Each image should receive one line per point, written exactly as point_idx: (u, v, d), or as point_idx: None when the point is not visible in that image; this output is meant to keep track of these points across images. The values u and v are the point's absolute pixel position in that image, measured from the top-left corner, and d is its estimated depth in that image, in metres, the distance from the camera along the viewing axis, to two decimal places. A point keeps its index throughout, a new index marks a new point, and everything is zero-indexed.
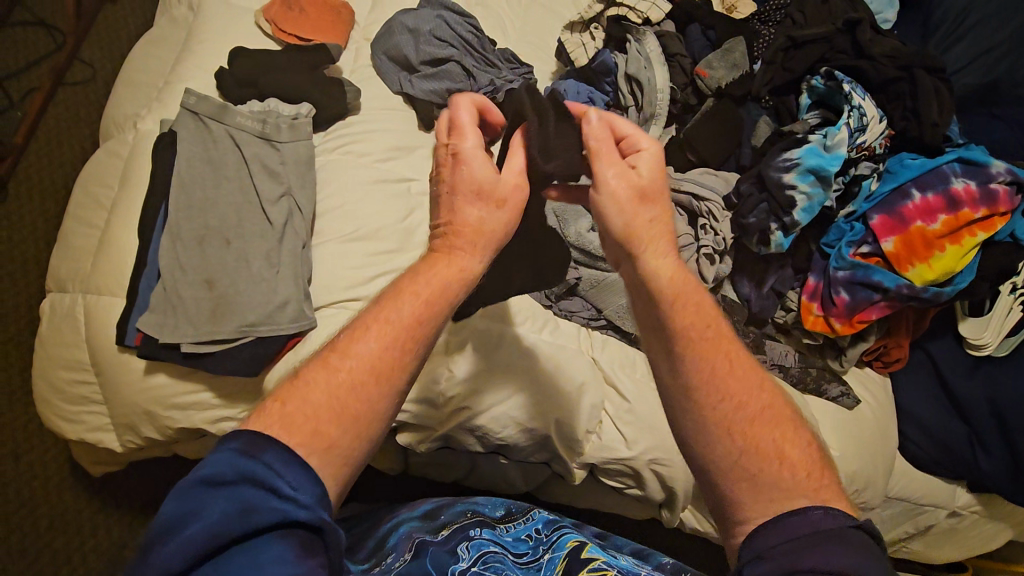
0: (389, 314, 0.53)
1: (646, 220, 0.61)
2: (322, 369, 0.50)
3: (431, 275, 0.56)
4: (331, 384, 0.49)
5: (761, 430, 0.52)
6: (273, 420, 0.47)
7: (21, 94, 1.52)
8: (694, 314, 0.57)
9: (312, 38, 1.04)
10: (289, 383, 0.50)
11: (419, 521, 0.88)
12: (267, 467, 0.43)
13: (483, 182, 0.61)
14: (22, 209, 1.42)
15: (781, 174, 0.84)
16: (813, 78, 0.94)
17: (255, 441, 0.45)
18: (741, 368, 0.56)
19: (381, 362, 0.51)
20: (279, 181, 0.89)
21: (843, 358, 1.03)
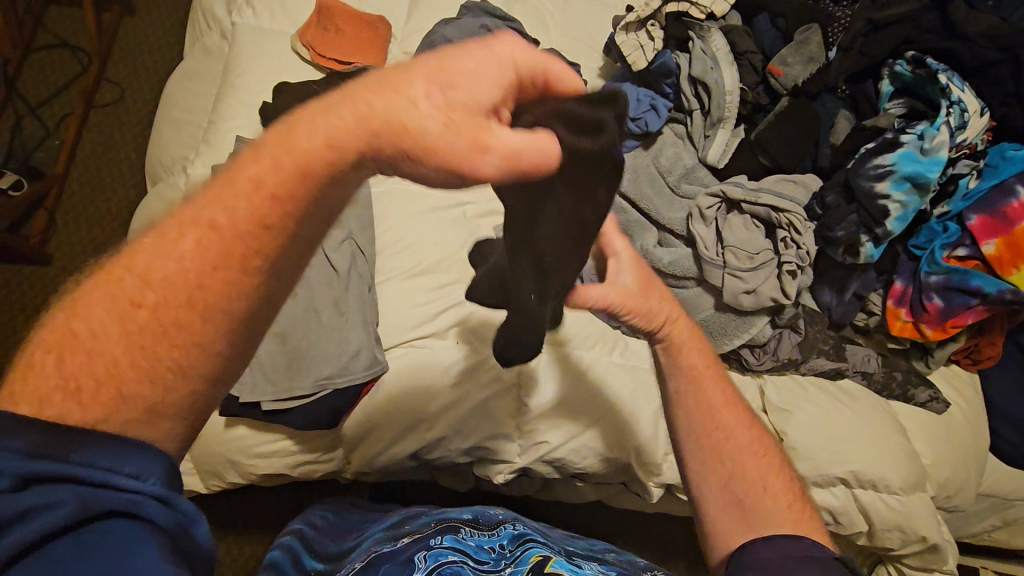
0: (216, 219, 0.38)
1: (659, 300, 0.68)
2: (108, 293, 0.39)
3: (286, 152, 0.37)
4: (126, 328, 0.38)
5: (751, 463, 0.61)
6: (53, 387, 0.37)
7: (55, 120, 1.51)
8: (698, 358, 0.67)
9: (352, 61, 0.99)
10: (67, 328, 0.39)
11: (382, 530, 0.75)
12: (95, 465, 0.35)
13: (491, 103, 0.37)
14: (70, 239, 1.43)
15: (873, 183, 0.79)
16: (897, 64, 0.86)
17: (53, 439, 0.35)
18: (733, 405, 0.65)
19: (180, 276, 0.38)
20: (339, 226, 0.87)
21: (930, 359, 0.98)
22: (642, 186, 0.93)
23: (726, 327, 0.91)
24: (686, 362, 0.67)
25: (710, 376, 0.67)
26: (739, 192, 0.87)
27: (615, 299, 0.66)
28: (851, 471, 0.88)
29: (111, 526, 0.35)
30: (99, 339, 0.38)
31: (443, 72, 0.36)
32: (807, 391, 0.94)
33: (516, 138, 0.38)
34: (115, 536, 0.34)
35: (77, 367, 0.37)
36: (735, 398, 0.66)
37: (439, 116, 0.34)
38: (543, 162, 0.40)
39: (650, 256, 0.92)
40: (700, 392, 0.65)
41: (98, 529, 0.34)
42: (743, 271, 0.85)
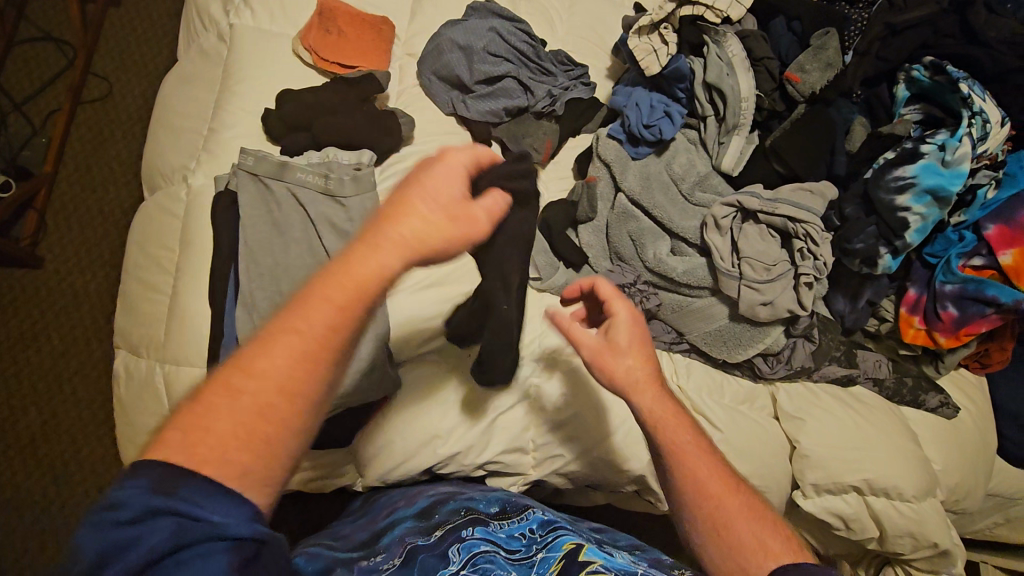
0: (299, 323, 0.45)
1: (624, 369, 0.65)
2: (220, 395, 0.43)
3: (346, 275, 0.47)
4: (231, 409, 0.42)
5: (737, 524, 0.55)
6: (187, 457, 0.40)
7: (42, 117, 1.47)
8: (676, 424, 0.61)
9: (354, 66, 0.96)
10: (188, 414, 0.42)
11: (413, 519, 0.75)
12: (186, 500, 0.39)
13: (458, 200, 0.52)
14: (62, 240, 1.40)
15: (893, 195, 0.79)
16: (914, 69, 0.85)
17: (169, 476, 0.39)
18: (717, 471, 0.58)
19: (288, 378, 0.44)
20: (348, 240, 0.85)
21: (940, 365, 0.98)
22: (655, 194, 0.92)
23: (741, 337, 0.91)
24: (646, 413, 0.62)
25: (673, 419, 0.61)
26: (756, 202, 0.85)
27: (585, 350, 0.68)
28: (864, 480, 0.88)
29: (197, 553, 0.38)
30: (213, 437, 0.41)
31: (432, 192, 0.51)
32: (820, 399, 0.94)
33: (484, 202, 0.55)
34: (197, 560, 0.38)
35: (193, 444, 0.41)
36: (724, 467, 0.59)
37: (440, 213, 0.50)
38: (500, 207, 0.57)
39: (663, 265, 0.91)
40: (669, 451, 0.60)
41: (184, 557, 0.38)
42: (760, 283, 0.84)
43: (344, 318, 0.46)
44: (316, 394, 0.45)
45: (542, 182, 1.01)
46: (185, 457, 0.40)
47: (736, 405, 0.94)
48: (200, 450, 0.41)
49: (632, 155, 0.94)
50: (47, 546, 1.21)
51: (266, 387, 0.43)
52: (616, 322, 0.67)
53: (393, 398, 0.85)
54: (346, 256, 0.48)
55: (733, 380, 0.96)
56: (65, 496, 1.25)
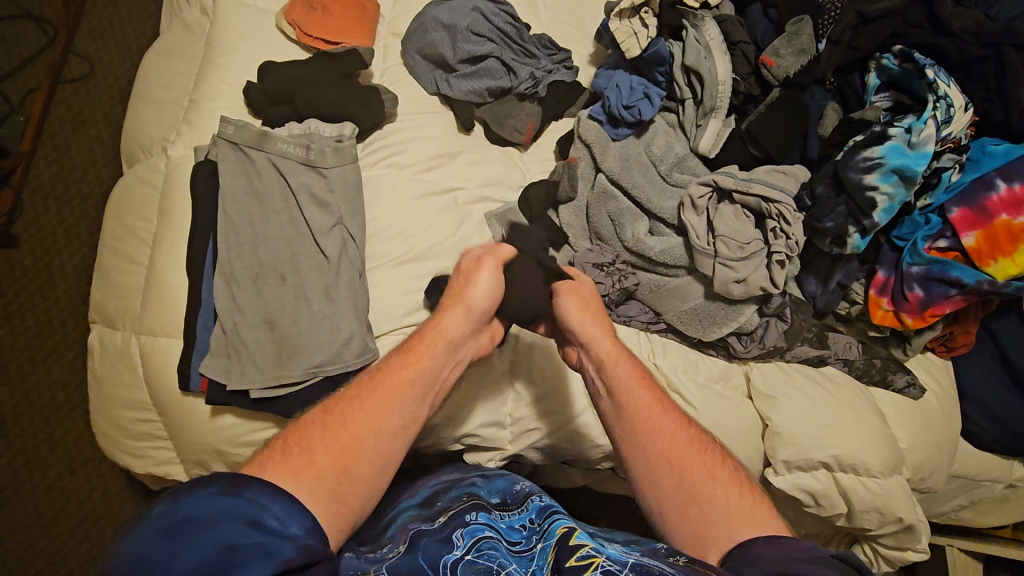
0: (389, 372, 0.66)
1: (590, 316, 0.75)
2: (321, 418, 0.63)
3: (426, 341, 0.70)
4: (322, 429, 0.61)
5: (684, 452, 0.65)
6: (273, 456, 0.59)
7: (21, 96, 1.44)
8: (629, 372, 0.70)
9: (339, 41, 0.97)
10: (293, 430, 0.62)
11: (415, 507, 0.76)
12: (253, 500, 0.52)
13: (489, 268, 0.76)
14: (38, 220, 1.38)
15: (861, 175, 0.81)
16: (883, 58, 0.88)
17: (235, 482, 0.53)
18: (666, 415, 0.68)
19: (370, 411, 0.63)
20: (329, 211, 0.85)
21: (908, 348, 1.01)
22: (634, 175, 0.93)
23: (715, 315, 0.93)
24: (597, 355, 0.72)
25: (623, 363, 0.71)
26: (731, 182, 0.87)
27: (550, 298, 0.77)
28: (833, 456, 0.91)
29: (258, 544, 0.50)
30: (310, 447, 0.60)
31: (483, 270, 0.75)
32: (792, 378, 0.96)
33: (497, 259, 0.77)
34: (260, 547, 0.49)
35: (293, 446, 0.60)
36: (673, 410, 0.69)
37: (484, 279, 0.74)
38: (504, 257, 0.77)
39: (641, 244, 0.93)
40: (622, 395, 0.69)
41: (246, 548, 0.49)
42: (735, 260, 0.86)
43: (418, 367, 0.67)
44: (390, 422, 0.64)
45: (524, 164, 1.03)
46: (282, 457, 0.59)
47: (711, 383, 0.96)
48: (291, 452, 0.59)
49: (612, 137, 0.95)
50: (17, 529, 1.20)
51: (354, 409, 0.63)
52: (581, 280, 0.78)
53: None
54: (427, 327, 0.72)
55: (708, 359, 0.98)
56: (37, 478, 1.23)
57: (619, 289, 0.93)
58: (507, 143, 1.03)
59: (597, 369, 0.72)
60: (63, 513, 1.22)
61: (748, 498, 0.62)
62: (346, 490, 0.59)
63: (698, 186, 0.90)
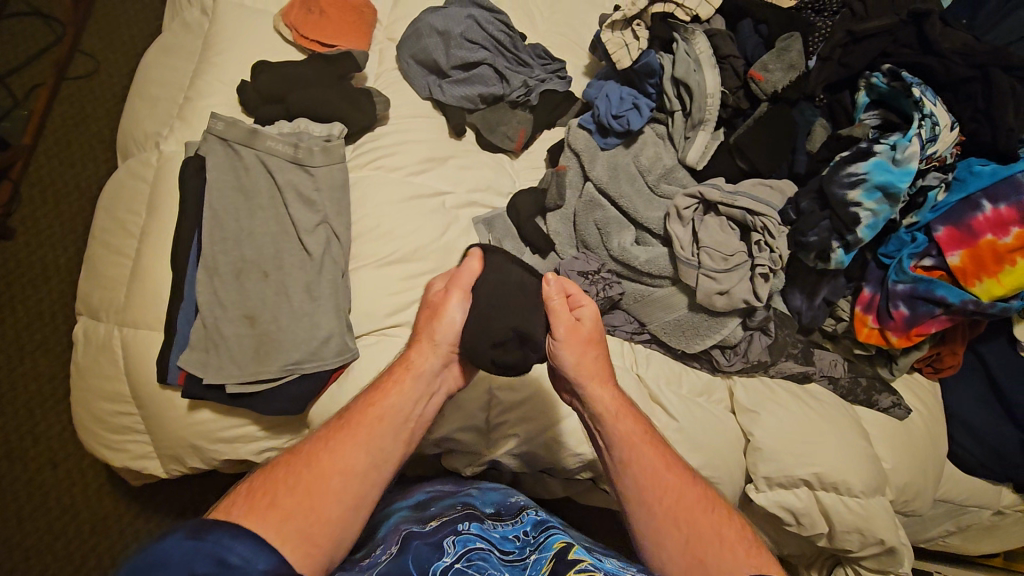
0: (364, 406, 0.66)
1: (592, 357, 0.72)
2: (285, 463, 0.61)
3: (392, 381, 0.69)
4: (290, 472, 0.59)
5: (688, 505, 0.64)
6: (239, 496, 0.58)
7: (25, 91, 1.47)
8: (630, 422, 0.69)
9: (335, 44, 0.98)
10: (260, 476, 0.60)
11: (408, 509, 0.77)
12: (216, 543, 0.48)
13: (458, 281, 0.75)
14: (35, 213, 1.39)
15: (845, 191, 0.80)
16: (873, 76, 0.89)
17: (202, 524, 0.49)
18: (668, 465, 0.67)
19: (338, 451, 0.62)
20: (315, 209, 0.86)
21: (894, 367, 1.00)
22: (622, 185, 0.94)
23: (699, 328, 0.92)
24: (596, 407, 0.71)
25: (625, 413, 0.70)
26: (716, 194, 0.87)
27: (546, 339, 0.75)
28: (814, 473, 0.90)
29: None
30: (274, 492, 0.57)
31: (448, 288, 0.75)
32: (775, 394, 0.96)
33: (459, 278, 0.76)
34: None
35: (258, 489, 0.58)
36: (676, 459, 0.68)
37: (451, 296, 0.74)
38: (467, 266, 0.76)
39: (627, 253, 0.93)
40: (624, 443, 0.68)
41: None
42: (717, 272, 0.85)
43: (386, 397, 0.67)
44: (360, 458, 0.62)
45: (513, 171, 1.05)
46: (240, 503, 0.57)
47: (693, 397, 0.95)
48: (253, 499, 0.57)
49: (601, 146, 0.96)
50: None
51: (319, 453, 0.61)
52: (587, 309, 0.73)
53: (347, 370, 0.83)
54: (401, 363, 0.71)
55: (691, 371, 0.98)
56: (18, 470, 1.23)
57: (604, 298, 0.93)
58: (497, 150, 1.05)
59: (594, 419, 0.71)
60: (41, 507, 1.21)
61: (756, 550, 0.61)
62: (321, 534, 0.56)
63: (683, 198, 0.90)
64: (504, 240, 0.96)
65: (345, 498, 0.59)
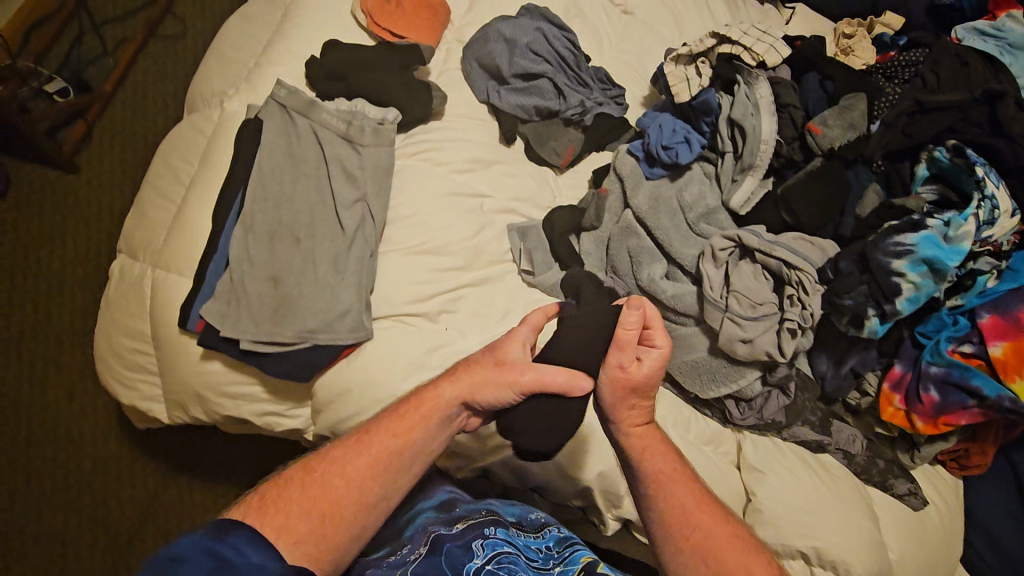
0: (390, 434, 0.65)
1: (631, 402, 0.68)
2: (301, 472, 0.63)
3: (417, 421, 0.66)
4: (305, 483, 0.62)
5: (721, 544, 0.61)
6: (254, 502, 0.61)
7: (115, 43, 1.57)
8: (658, 451, 0.67)
9: (405, 35, 1.01)
10: (276, 484, 0.62)
11: (433, 509, 0.75)
12: (233, 547, 0.50)
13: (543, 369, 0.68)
14: (102, 153, 1.46)
15: (889, 259, 0.78)
16: (936, 150, 0.87)
17: (223, 526, 0.51)
18: (696, 502, 0.64)
19: (355, 479, 0.63)
20: (356, 186, 0.87)
21: (915, 454, 0.95)
22: (660, 217, 0.94)
23: (715, 373, 0.89)
24: (621, 423, 0.68)
25: (654, 443, 0.68)
26: (754, 240, 0.85)
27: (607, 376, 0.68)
28: (812, 547, 0.86)
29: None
30: (286, 504, 0.60)
31: (520, 367, 0.68)
32: (784, 457, 0.93)
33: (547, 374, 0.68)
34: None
35: (270, 497, 0.61)
36: (704, 493, 0.66)
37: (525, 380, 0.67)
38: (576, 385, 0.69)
39: (655, 285, 0.92)
40: (654, 473, 0.66)
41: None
42: (744, 319, 0.83)
43: (405, 432, 0.66)
44: (380, 489, 0.64)
45: (555, 187, 1.06)
46: (256, 514, 0.60)
47: (699, 444, 0.93)
48: (265, 508, 0.60)
49: (647, 175, 0.96)
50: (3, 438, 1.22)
51: (331, 474, 0.63)
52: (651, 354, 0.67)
53: (359, 348, 0.84)
54: (424, 402, 0.68)
55: (701, 418, 0.95)
56: (35, 392, 1.26)
57: None
58: (544, 163, 1.07)
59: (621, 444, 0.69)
60: (49, 432, 1.24)
61: None
62: (328, 557, 0.60)
63: (719, 239, 0.87)
64: (533, 250, 0.97)
65: (351, 527, 0.62)
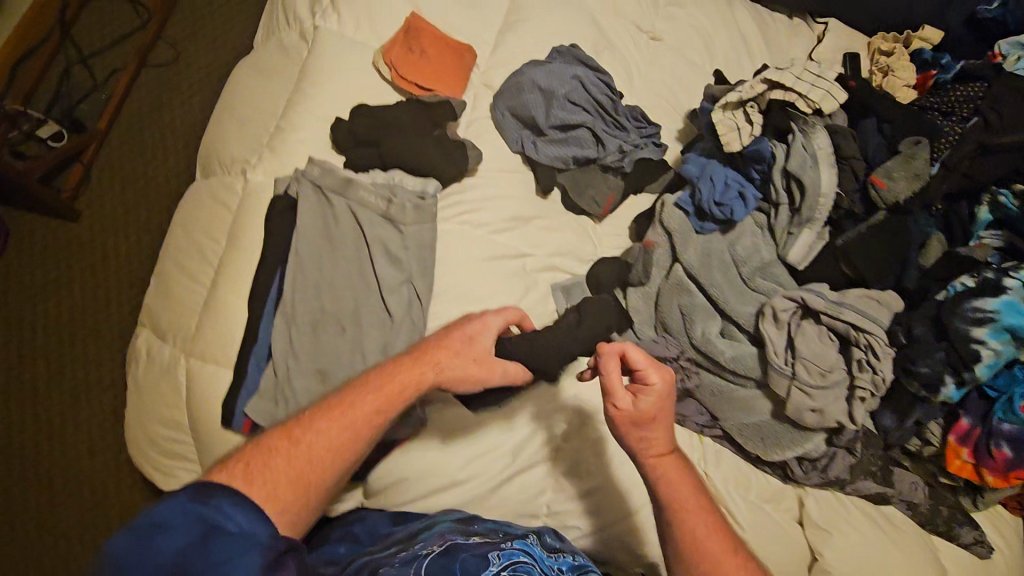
0: (375, 397, 0.69)
1: (639, 431, 0.68)
2: (284, 441, 0.65)
3: (398, 378, 0.70)
4: (291, 454, 0.64)
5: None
6: (236, 477, 0.61)
7: (105, 74, 1.48)
8: (676, 481, 0.69)
9: (433, 88, 0.95)
10: (261, 450, 0.64)
11: (453, 521, 0.76)
12: (216, 508, 0.56)
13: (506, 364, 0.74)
14: (103, 196, 1.39)
15: (968, 325, 0.75)
16: (1001, 195, 0.85)
17: (204, 490, 0.57)
18: (706, 535, 0.67)
19: (341, 443, 0.66)
20: (401, 268, 0.82)
21: (979, 499, 0.93)
22: (713, 272, 0.90)
23: (780, 436, 0.87)
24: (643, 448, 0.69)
25: (678, 477, 0.69)
26: (820, 302, 0.82)
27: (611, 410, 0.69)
28: None
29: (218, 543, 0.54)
30: (270, 469, 0.63)
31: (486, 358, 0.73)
32: (846, 512, 0.91)
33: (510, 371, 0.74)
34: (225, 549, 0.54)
35: (252, 468, 0.62)
36: (718, 523, 0.68)
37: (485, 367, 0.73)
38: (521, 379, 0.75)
39: (710, 345, 0.89)
40: (671, 505, 0.68)
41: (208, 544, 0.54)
42: (813, 387, 0.80)
43: (390, 400, 0.69)
44: (362, 443, 0.67)
45: (595, 236, 1.01)
46: (242, 482, 0.61)
47: (760, 502, 0.91)
48: (252, 472, 0.62)
49: (696, 229, 0.92)
50: (27, 507, 1.18)
51: (318, 440, 0.65)
52: (649, 390, 0.67)
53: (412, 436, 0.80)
54: (405, 362, 0.71)
55: (762, 475, 0.93)
56: (56, 456, 1.21)
57: None
58: (581, 212, 1.01)
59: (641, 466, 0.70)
60: (74, 496, 1.20)
61: None
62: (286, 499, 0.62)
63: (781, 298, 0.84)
64: (580, 310, 0.93)
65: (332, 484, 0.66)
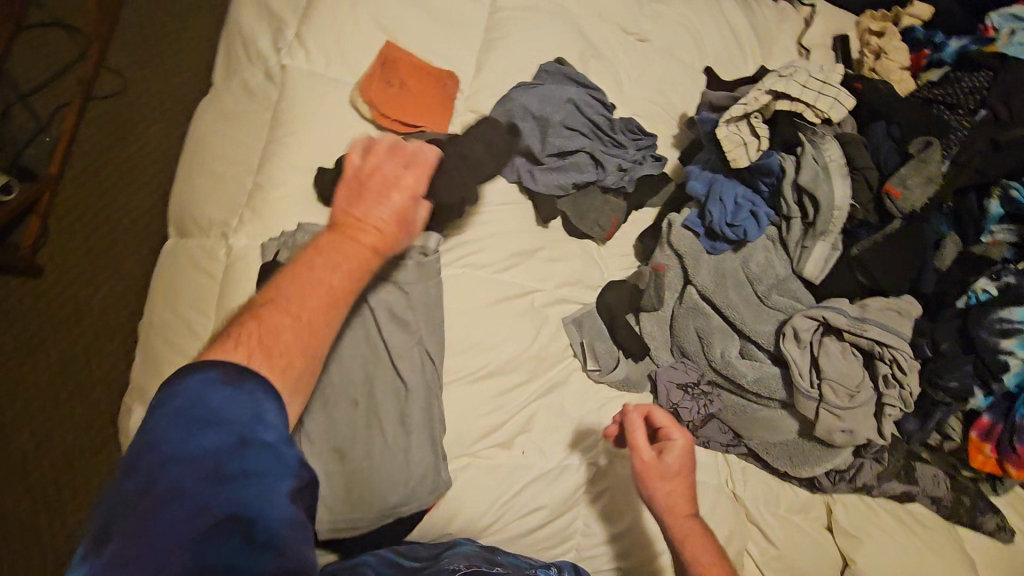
0: (325, 269, 0.56)
1: (663, 484, 0.70)
2: (270, 315, 0.51)
3: (346, 252, 0.58)
4: (276, 336, 0.50)
5: None
6: (253, 351, 0.48)
7: (52, 110, 1.31)
8: (697, 539, 0.67)
9: (416, 124, 0.89)
10: (241, 333, 0.50)
11: (474, 546, 0.74)
12: (255, 391, 0.45)
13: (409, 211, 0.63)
14: (66, 250, 1.23)
15: (997, 338, 0.78)
16: (1013, 188, 0.83)
17: (237, 372, 0.45)
18: None
19: (322, 300, 0.54)
20: (409, 330, 0.78)
21: (998, 485, 0.95)
22: (729, 293, 0.87)
23: (808, 454, 0.87)
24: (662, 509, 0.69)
25: (700, 536, 0.67)
26: (843, 320, 0.80)
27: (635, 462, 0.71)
28: None
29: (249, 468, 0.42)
30: (267, 343, 0.50)
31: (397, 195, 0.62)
32: (878, 517, 0.91)
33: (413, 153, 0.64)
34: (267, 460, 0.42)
35: (251, 338, 0.49)
36: None
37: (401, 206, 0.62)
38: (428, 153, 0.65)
39: (731, 367, 0.87)
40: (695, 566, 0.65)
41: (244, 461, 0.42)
42: (842, 408, 0.79)
43: (345, 256, 0.58)
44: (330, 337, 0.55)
45: (601, 259, 0.98)
46: (242, 349, 0.48)
47: (791, 516, 0.91)
48: (260, 347, 0.49)
49: (707, 249, 0.89)
50: None
51: (288, 322, 0.51)
52: (674, 445, 0.71)
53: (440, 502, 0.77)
54: (331, 247, 0.58)
55: (790, 489, 0.92)
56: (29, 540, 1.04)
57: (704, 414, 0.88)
58: (584, 237, 0.97)
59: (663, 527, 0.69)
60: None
61: None
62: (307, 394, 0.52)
63: (800, 317, 0.82)
64: (594, 342, 0.90)
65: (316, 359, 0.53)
